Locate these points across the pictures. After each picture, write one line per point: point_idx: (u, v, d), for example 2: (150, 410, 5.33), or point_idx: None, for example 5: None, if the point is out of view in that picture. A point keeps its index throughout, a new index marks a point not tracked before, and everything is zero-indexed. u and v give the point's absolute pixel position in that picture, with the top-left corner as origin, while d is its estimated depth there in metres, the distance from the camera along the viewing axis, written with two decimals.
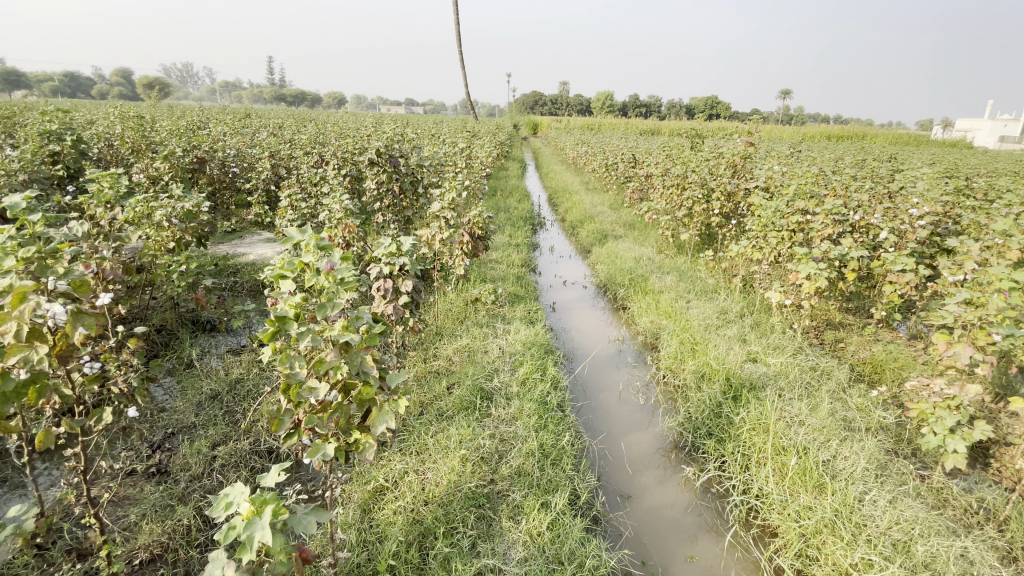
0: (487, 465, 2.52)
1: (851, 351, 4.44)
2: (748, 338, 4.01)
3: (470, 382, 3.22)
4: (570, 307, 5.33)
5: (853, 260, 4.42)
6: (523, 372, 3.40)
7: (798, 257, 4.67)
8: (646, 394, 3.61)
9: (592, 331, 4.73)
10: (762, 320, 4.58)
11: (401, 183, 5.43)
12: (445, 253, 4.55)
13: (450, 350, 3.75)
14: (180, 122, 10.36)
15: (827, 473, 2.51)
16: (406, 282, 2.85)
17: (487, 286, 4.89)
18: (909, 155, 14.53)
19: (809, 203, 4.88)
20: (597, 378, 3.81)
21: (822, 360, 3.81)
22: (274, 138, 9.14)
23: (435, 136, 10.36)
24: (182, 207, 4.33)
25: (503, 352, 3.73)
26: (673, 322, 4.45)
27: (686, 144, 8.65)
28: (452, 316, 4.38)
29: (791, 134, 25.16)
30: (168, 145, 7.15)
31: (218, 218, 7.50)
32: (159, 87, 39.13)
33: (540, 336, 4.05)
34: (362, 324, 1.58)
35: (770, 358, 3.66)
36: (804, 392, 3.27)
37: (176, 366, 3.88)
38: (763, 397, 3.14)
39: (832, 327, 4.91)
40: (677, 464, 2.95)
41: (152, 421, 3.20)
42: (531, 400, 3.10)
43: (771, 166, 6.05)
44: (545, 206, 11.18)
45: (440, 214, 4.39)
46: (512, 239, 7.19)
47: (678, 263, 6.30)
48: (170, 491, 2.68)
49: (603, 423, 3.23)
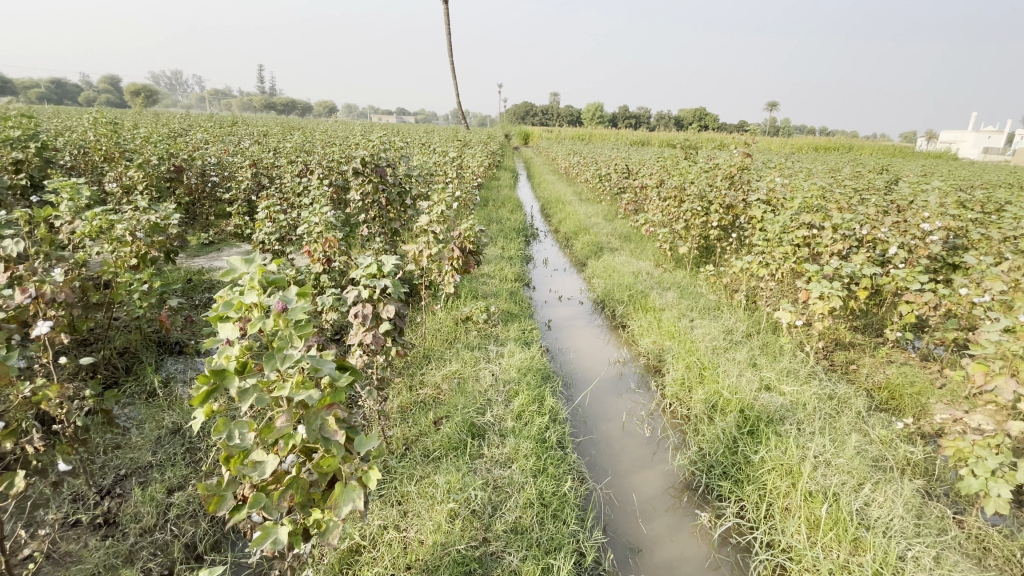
0: (479, 520, 2.20)
1: (865, 374, 4.19)
2: (759, 362, 3.74)
3: (459, 417, 2.91)
4: (567, 326, 5.03)
5: (865, 277, 4.18)
6: (519, 403, 3.10)
7: (807, 274, 4.43)
8: (652, 425, 3.32)
9: (591, 353, 4.43)
10: (771, 340, 4.32)
11: (387, 194, 5.13)
12: (433, 269, 4.26)
13: (438, 377, 3.44)
14: (161, 129, 9.99)
15: (863, 525, 2.24)
16: (388, 307, 2.51)
17: (479, 304, 4.58)
18: (898, 167, 14.48)
19: (817, 218, 4.64)
20: (598, 407, 3.51)
21: (838, 386, 3.54)
22: (258, 146, 8.81)
23: (425, 145, 10.10)
24: (147, 220, 4.00)
25: (496, 379, 3.43)
26: (677, 343, 4.17)
27: (681, 154, 8.45)
28: (441, 337, 4.07)
29: (779, 144, 25.21)
30: (144, 153, 6.80)
31: (196, 230, 7.16)
32: (145, 95, 38.54)
33: (536, 360, 3.75)
34: (324, 376, 1.28)
35: (785, 385, 3.39)
36: (825, 424, 2.99)
37: (136, 394, 3.52)
38: (783, 432, 2.86)
39: (842, 347, 4.66)
40: (689, 508, 2.65)
41: (102, 462, 2.85)
42: (527, 437, 2.80)
43: (773, 178, 5.82)
44: (538, 217, 10.91)
45: (427, 228, 4.08)
46: (504, 252, 6.91)
47: (678, 278, 6.04)
48: (117, 548, 2.33)
49: (606, 461, 2.93)
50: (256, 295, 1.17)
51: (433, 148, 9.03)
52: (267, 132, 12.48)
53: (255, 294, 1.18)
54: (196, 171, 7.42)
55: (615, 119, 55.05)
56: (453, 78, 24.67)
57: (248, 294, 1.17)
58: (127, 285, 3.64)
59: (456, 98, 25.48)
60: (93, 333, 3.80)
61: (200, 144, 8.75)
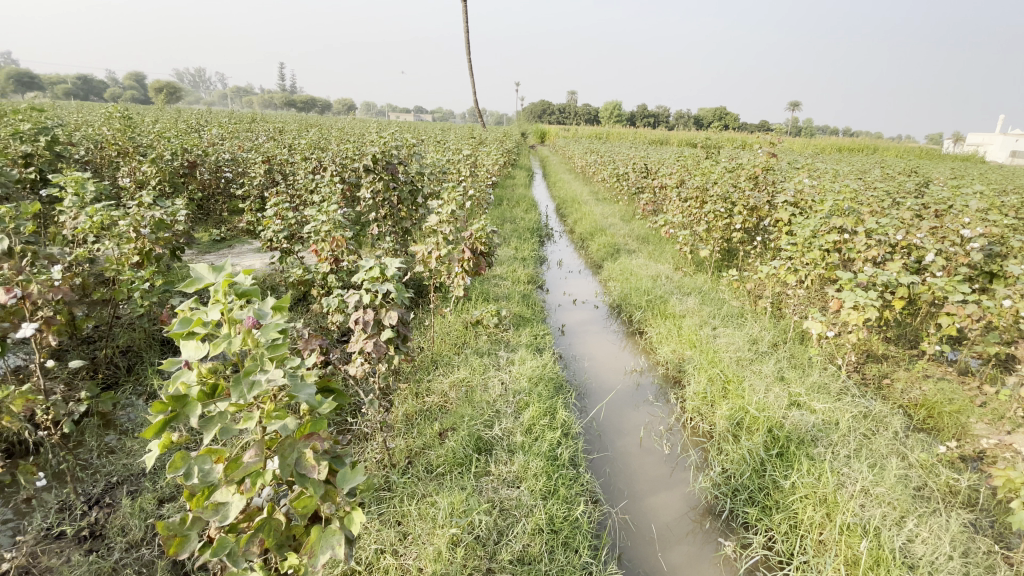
0: (483, 547, 2.03)
1: (899, 390, 3.92)
2: (786, 376, 3.50)
3: (466, 430, 2.74)
4: (581, 332, 4.83)
5: (901, 287, 3.91)
6: (529, 416, 2.92)
7: (839, 282, 4.17)
8: (671, 442, 3.11)
9: (606, 360, 4.24)
10: (798, 351, 4.07)
11: (398, 192, 4.97)
12: (442, 271, 4.10)
13: (445, 385, 3.28)
14: (178, 125, 10.00)
15: (907, 565, 2.02)
16: (390, 314, 2.34)
17: (491, 307, 4.39)
18: (928, 169, 13.90)
19: (850, 222, 4.38)
20: (613, 420, 3.31)
21: (873, 404, 3.29)
22: (272, 142, 8.76)
23: (440, 143, 9.95)
24: (152, 216, 3.90)
25: (505, 389, 3.25)
26: (698, 353, 3.94)
27: (702, 154, 8.18)
28: (450, 341, 3.91)
29: (801, 145, 24.56)
30: (157, 148, 6.75)
31: (208, 226, 7.10)
32: (169, 92, 39.03)
33: (549, 368, 3.57)
34: (302, 403, 1.11)
35: (816, 402, 3.15)
36: (861, 447, 2.76)
37: (135, 396, 3.42)
38: (816, 456, 2.63)
39: (873, 359, 4.39)
40: (713, 537, 2.45)
41: (93, 470, 2.74)
42: (537, 454, 2.61)
43: (801, 179, 5.55)
44: (554, 218, 10.70)
45: (438, 228, 3.93)
46: (518, 253, 6.73)
47: (698, 282, 5.80)
48: (98, 565, 2.20)
49: (622, 481, 2.74)
50: (220, 308, 1.01)
51: (448, 146, 8.88)
52: (283, 129, 12.47)
53: (220, 306, 1.01)
54: (209, 167, 7.37)
55: (633, 118, 54.42)
56: (470, 77, 24.60)
57: (212, 307, 1.00)
58: (128, 284, 3.52)
59: (473, 96, 25.33)
60: (96, 331, 3.71)
61: (215, 140, 8.72)
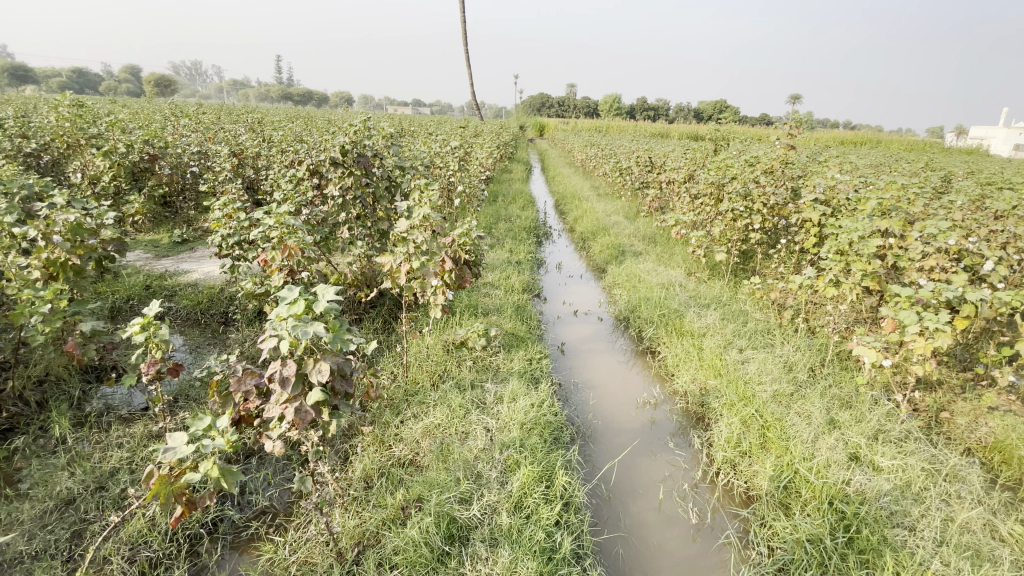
0: None
1: (962, 427, 3.25)
2: (838, 420, 2.84)
3: (437, 506, 2.11)
4: (583, 351, 4.16)
5: (968, 304, 3.24)
6: (519, 484, 2.27)
7: (890, 298, 3.50)
8: (699, 506, 2.47)
9: (613, 389, 3.57)
10: (843, 380, 3.41)
11: (372, 189, 4.28)
12: (419, 287, 3.45)
13: (417, 433, 2.63)
14: (148, 116, 9.26)
15: None
16: (320, 369, 1.69)
17: (477, 326, 3.73)
18: (949, 163, 13.05)
19: (899, 225, 3.70)
20: (627, 476, 2.65)
21: (944, 451, 2.60)
22: (247, 134, 8.05)
23: (431, 135, 9.19)
24: (65, 218, 3.09)
25: (491, 440, 2.59)
26: (725, 384, 3.29)
27: (713, 146, 7.44)
28: (426, 369, 3.25)
29: (808, 138, 23.65)
30: (112, 139, 6.04)
31: (172, 227, 6.40)
32: (158, 84, 38.26)
33: (546, 408, 2.92)
34: None
35: (880, 457, 2.49)
36: (950, 527, 2.12)
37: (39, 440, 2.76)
38: (899, 547, 2.01)
39: (926, 387, 3.73)
40: None
41: None
42: (527, 547, 1.98)
43: (832, 173, 4.84)
44: (550, 215, 9.96)
45: (409, 235, 3.31)
46: (512, 257, 6.04)
47: (714, 291, 5.11)
48: None
49: (640, 570, 2.10)
50: None
51: (438, 138, 8.15)
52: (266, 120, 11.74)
53: None
54: (172, 161, 6.68)
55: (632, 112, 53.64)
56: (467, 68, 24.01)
57: None
58: (27, 303, 2.70)
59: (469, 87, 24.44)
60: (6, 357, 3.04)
61: (183, 133, 8.01)
